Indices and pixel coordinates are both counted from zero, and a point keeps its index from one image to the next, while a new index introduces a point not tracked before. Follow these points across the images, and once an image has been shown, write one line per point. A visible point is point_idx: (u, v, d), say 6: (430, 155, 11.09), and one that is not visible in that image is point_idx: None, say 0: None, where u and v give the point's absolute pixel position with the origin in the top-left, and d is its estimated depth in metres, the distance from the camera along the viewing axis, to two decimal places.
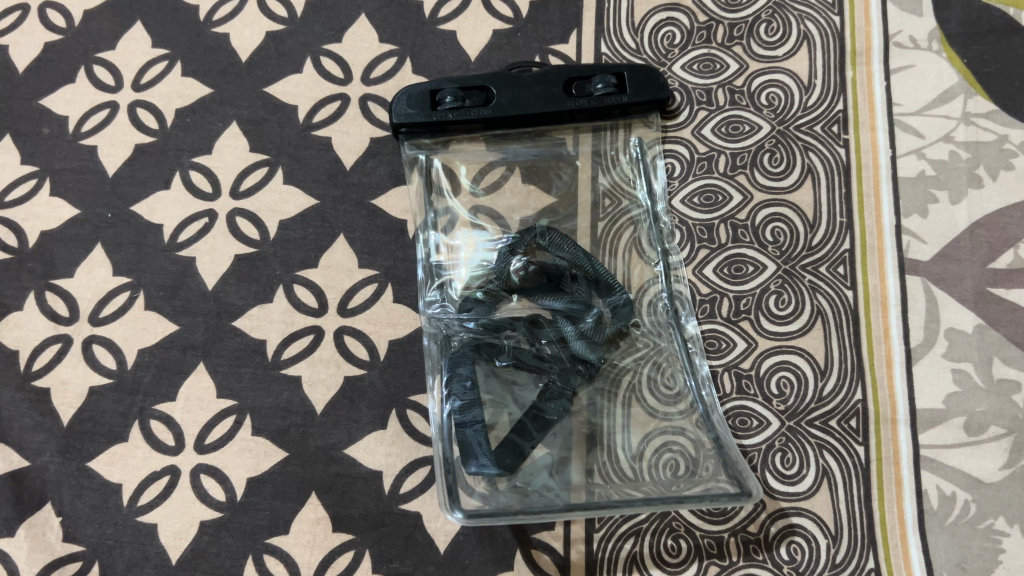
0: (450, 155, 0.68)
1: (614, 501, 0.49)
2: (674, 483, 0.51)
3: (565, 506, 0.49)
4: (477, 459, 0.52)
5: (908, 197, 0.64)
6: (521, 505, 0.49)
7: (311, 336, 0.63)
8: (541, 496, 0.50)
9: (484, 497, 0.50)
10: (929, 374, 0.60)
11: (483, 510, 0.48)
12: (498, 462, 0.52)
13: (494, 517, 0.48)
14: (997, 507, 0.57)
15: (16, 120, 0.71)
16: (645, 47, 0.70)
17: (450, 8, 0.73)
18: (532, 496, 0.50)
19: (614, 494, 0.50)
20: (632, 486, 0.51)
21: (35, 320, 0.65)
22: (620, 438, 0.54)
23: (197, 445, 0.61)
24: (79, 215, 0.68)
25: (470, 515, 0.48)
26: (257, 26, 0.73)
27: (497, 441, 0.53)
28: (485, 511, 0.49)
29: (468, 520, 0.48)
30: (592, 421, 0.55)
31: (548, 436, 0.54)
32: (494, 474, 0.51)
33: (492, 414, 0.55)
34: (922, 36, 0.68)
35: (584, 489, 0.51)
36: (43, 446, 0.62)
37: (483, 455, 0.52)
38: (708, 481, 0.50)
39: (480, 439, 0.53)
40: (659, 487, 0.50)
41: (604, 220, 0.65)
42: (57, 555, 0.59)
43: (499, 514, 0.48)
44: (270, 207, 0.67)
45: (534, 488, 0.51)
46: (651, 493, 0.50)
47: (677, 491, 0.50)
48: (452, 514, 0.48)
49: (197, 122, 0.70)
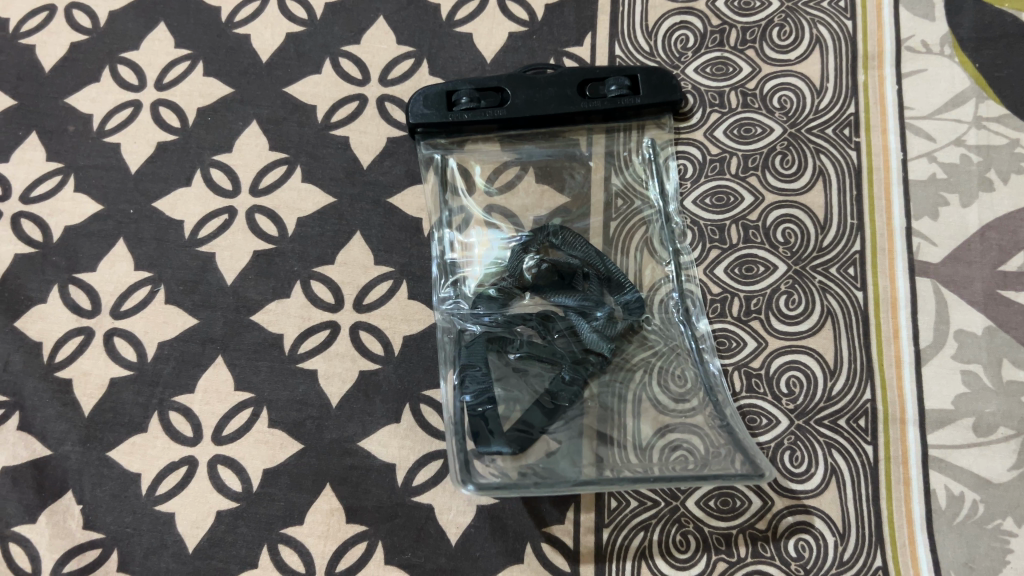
0: (465, 155, 0.69)
1: (628, 479, 0.48)
2: (686, 461, 0.50)
3: (577, 481, 0.48)
4: (488, 441, 0.52)
5: (919, 200, 0.64)
6: (532, 479, 0.49)
7: (328, 331, 0.64)
8: (551, 469, 0.50)
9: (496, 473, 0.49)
10: (938, 375, 0.60)
11: (493, 484, 0.48)
12: (511, 443, 0.51)
13: (503, 491, 0.48)
14: (1004, 507, 0.57)
15: (41, 118, 0.73)
16: (659, 50, 0.71)
17: (467, 10, 0.74)
18: (543, 471, 0.49)
19: (626, 471, 0.49)
20: (644, 463, 0.50)
21: (58, 313, 0.67)
22: (630, 420, 0.53)
23: (214, 436, 0.62)
24: (101, 211, 0.69)
25: (481, 487, 0.48)
26: (278, 28, 0.75)
27: (509, 427, 0.52)
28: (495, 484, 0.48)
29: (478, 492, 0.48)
30: (604, 404, 0.55)
31: (557, 423, 0.53)
32: (504, 454, 0.51)
33: (505, 408, 0.54)
34: (934, 40, 0.69)
35: (594, 465, 0.50)
36: (65, 435, 0.63)
37: (494, 437, 0.52)
38: (719, 460, 0.50)
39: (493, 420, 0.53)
40: (670, 462, 0.50)
41: (616, 219, 0.66)
42: (76, 542, 0.60)
43: (509, 488, 0.48)
44: (289, 204, 0.68)
45: (544, 463, 0.50)
46: (662, 469, 0.49)
47: (688, 468, 0.49)
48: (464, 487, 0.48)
49: (218, 121, 0.72)
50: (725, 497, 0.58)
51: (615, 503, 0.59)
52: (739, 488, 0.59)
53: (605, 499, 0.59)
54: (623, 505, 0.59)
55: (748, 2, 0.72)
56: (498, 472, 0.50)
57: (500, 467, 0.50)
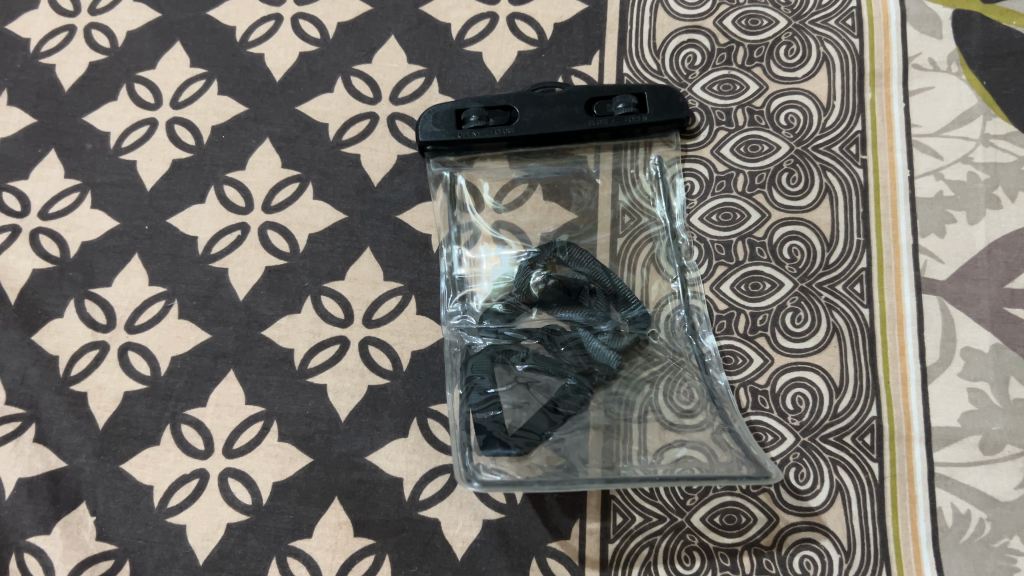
0: (474, 172, 0.70)
1: (636, 476, 0.48)
2: (694, 460, 0.50)
3: (584, 478, 0.48)
4: (493, 445, 0.52)
5: (926, 218, 0.65)
6: (538, 476, 0.48)
7: (337, 346, 0.65)
8: (557, 470, 0.49)
9: (500, 471, 0.49)
10: (945, 393, 0.60)
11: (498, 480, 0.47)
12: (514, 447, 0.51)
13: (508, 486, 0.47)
14: (1010, 526, 0.57)
15: (60, 136, 0.75)
16: (667, 68, 0.72)
17: (477, 29, 0.75)
18: (549, 470, 0.49)
19: (633, 472, 0.49)
20: (652, 463, 0.50)
21: (74, 327, 0.68)
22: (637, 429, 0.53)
23: (226, 449, 0.63)
24: (117, 227, 0.71)
25: (486, 484, 0.47)
26: (291, 47, 0.76)
27: (514, 429, 0.53)
28: (501, 479, 0.48)
29: (482, 488, 0.47)
30: (611, 414, 0.55)
31: (562, 428, 0.54)
32: (508, 457, 0.51)
33: (511, 416, 0.54)
34: (941, 58, 0.69)
35: (600, 467, 0.50)
36: (79, 448, 0.64)
37: (499, 442, 0.52)
38: (727, 464, 0.49)
39: (496, 423, 0.53)
40: (677, 465, 0.50)
41: (623, 236, 0.67)
42: (89, 553, 0.61)
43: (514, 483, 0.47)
44: (300, 221, 0.69)
45: (550, 464, 0.50)
46: (670, 471, 0.49)
47: (697, 469, 0.49)
48: (469, 484, 0.48)
49: (232, 138, 0.73)
50: (731, 513, 0.59)
51: (621, 519, 0.59)
52: (745, 505, 0.59)
53: (612, 514, 0.59)
54: (629, 520, 0.59)
55: (755, 20, 0.72)
56: (502, 471, 0.49)
57: (505, 468, 0.50)
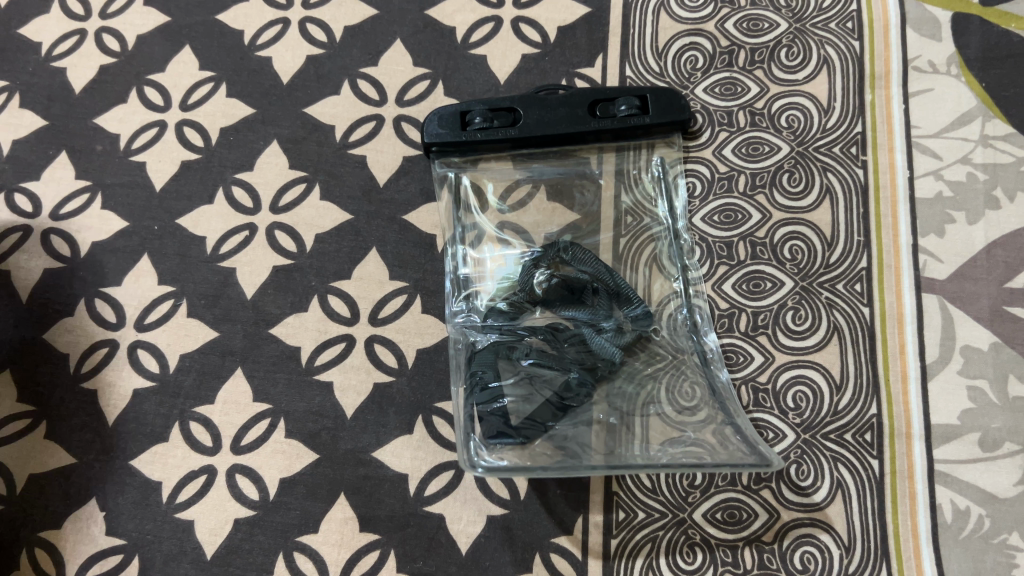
0: (479, 173, 0.71)
1: (639, 463, 0.49)
2: (696, 451, 0.50)
3: (586, 466, 0.48)
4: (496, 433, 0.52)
5: (926, 217, 0.65)
6: (541, 463, 0.49)
7: (344, 344, 0.66)
8: (561, 458, 0.50)
9: (505, 457, 0.50)
10: (945, 391, 0.61)
11: (502, 465, 0.48)
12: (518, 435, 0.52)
13: (512, 471, 0.47)
14: (1010, 522, 0.57)
15: (71, 138, 0.76)
16: (669, 71, 0.72)
17: (481, 33, 0.76)
18: (553, 458, 0.50)
19: (637, 459, 0.50)
20: (654, 453, 0.51)
21: (84, 325, 0.69)
22: (640, 423, 0.54)
23: (233, 445, 0.64)
24: (127, 228, 0.72)
25: (491, 468, 0.47)
26: (298, 50, 0.77)
27: (519, 418, 0.54)
28: (505, 465, 0.48)
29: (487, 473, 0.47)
30: (614, 408, 0.56)
31: (565, 420, 0.55)
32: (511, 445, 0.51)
33: (516, 406, 0.55)
34: (941, 60, 0.70)
35: (603, 455, 0.51)
36: (90, 444, 0.65)
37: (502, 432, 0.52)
38: (730, 454, 0.50)
39: (500, 415, 0.54)
40: (681, 454, 0.50)
41: (626, 235, 0.68)
42: (99, 548, 0.62)
43: (518, 469, 0.48)
44: (307, 221, 0.70)
45: (554, 452, 0.51)
46: (673, 459, 0.49)
47: (701, 457, 0.49)
48: (473, 469, 0.48)
49: (240, 140, 0.74)
50: (732, 510, 0.59)
51: (623, 515, 0.60)
52: (747, 501, 0.59)
53: (614, 510, 0.60)
54: (631, 516, 0.60)
55: (756, 23, 0.73)
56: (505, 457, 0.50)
57: (509, 454, 0.50)
